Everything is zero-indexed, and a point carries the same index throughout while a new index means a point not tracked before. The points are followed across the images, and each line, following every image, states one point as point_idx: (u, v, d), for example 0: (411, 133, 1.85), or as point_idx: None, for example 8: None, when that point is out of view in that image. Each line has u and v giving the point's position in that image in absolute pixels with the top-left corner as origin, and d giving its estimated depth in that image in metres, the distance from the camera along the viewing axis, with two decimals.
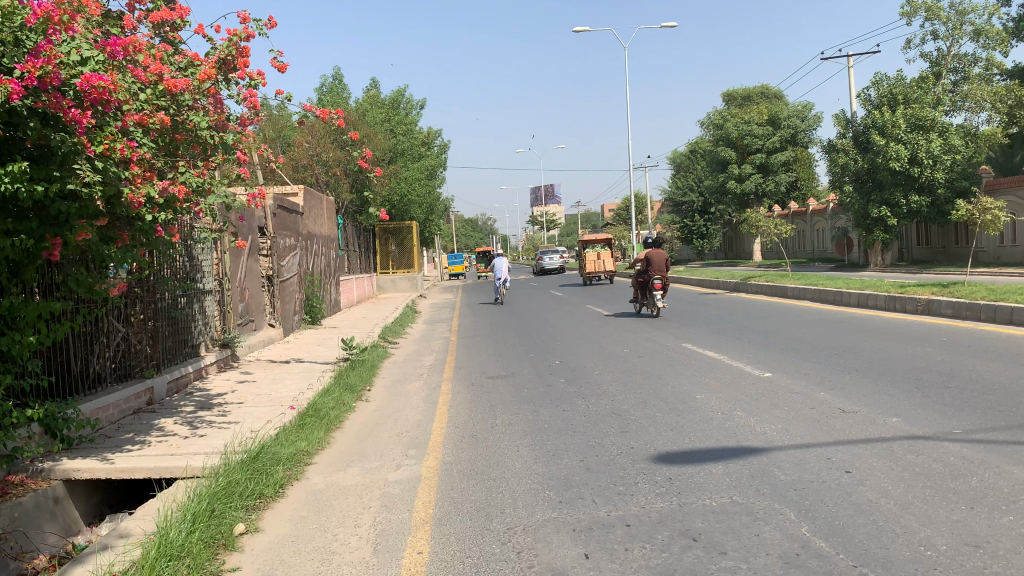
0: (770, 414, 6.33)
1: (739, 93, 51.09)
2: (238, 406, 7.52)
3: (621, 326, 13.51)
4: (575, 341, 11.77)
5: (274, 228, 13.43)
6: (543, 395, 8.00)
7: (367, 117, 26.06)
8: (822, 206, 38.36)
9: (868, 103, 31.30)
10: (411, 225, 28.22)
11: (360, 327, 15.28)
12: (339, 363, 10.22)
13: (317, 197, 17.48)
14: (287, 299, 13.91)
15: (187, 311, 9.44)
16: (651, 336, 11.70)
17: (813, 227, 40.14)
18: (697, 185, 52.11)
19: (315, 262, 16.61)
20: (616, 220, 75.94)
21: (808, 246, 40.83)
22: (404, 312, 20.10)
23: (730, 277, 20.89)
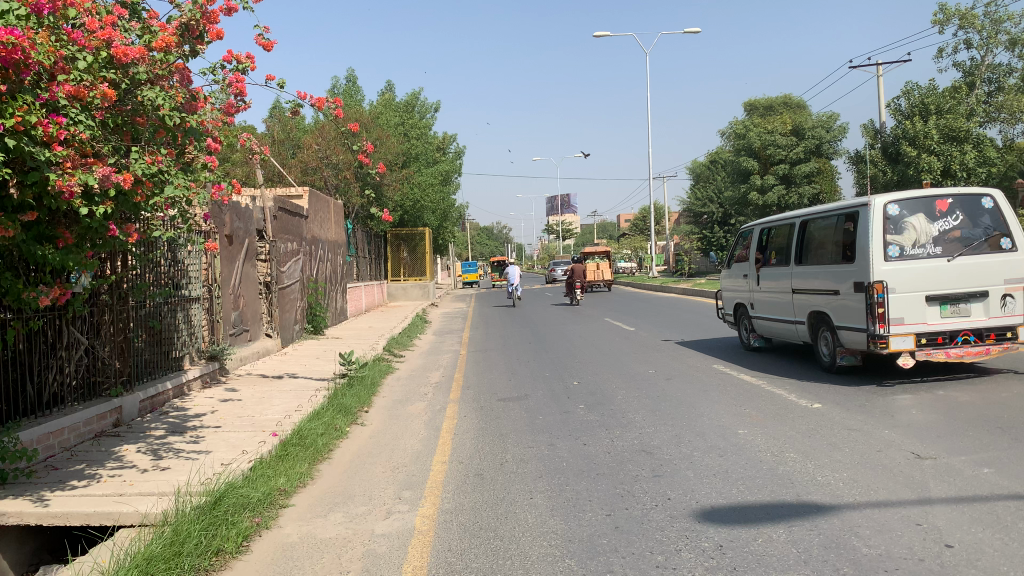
0: (829, 456, 5.37)
1: (762, 103, 50.11)
2: (213, 431, 6.61)
3: (643, 343, 12.53)
4: (595, 359, 10.82)
5: (273, 232, 12.59)
6: (560, 424, 7.04)
7: (383, 121, 25.48)
8: None
9: (898, 112, 30.19)
10: (424, 231, 27.42)
11: (364, 338, 14.36)
12: (336, 380, 9.31)
13: (325, 200, 16.64)
14: (287, 307, 13.07)
15: (168, 321, 8.62)
16: (678, 356, 10.72)
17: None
18: (717, 196, 51.09)
19: (319, 268, 15.77)
20: (633, 230, 74.67)
21: None
22: (414, 322, 19.19)
23: None
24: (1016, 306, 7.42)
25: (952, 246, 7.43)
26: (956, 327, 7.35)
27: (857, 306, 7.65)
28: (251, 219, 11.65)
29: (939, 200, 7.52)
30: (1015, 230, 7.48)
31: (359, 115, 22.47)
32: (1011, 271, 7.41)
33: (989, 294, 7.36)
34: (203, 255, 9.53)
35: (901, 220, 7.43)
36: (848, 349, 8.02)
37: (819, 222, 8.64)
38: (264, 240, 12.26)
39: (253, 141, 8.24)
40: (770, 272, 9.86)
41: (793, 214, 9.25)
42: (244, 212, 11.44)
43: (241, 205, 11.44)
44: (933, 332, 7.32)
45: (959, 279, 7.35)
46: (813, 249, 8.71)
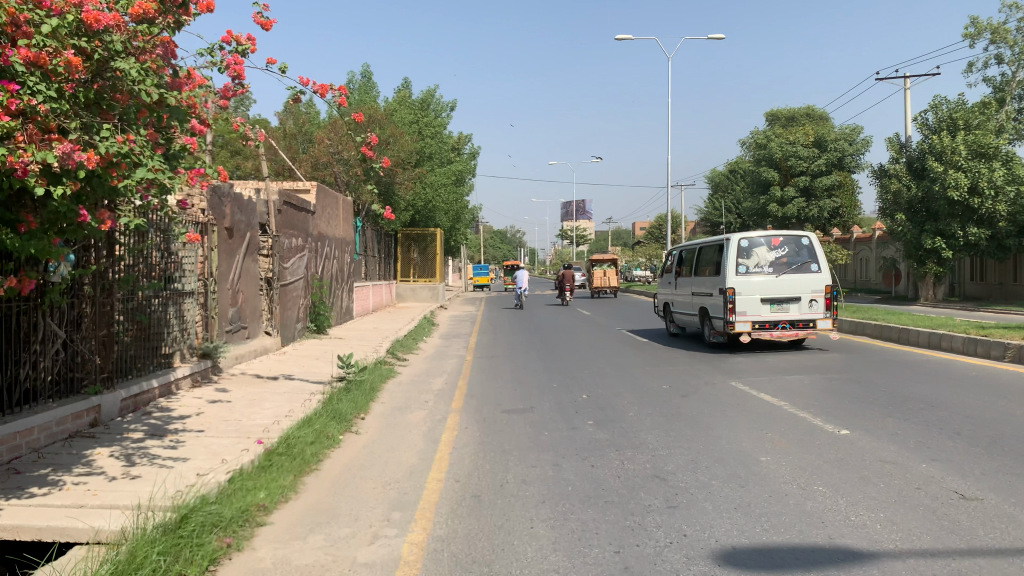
0: (861, 492, 4.87)
1: (784, 114, 49.51)
2: (195, 436, 6.18)
3: (656, 355, 12.03)
4: (605, 371, 10.35)
5: (277, 226, 12.19)
6: (567, 441, 6.55)
7: (397, 118, 25.10)
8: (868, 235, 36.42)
9: (925, 127, 29.61)
10: (436, 232, 27.04)
11: (367, 339, 13.92)
12: (333, 383, 8.88)
13: (334, 195, 16.25)
14: (288, 305, 12.67)
15: (159, 316, 8.22)
16: (693, 371, 10.22)
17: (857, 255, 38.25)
18: (735, 206, 50.44)
19: (325, 266, 15.37)
20: (647, 238, 74.04)
21: (850, 276, 38.89)
22: (421, 324, 18.77)
23: None
24: (819, 306, 11.58)
25: (783, 267, 11.57)
26: (780, 319, 11.54)
27: (720, 303, 11.87)
28: (252, 212, 11.25)
29: (775, 238, 11.68)
30: (823, 260, 11.67)
31: (373, 111, 22.09)
32: (818, 285, 11.57)
33: (802, 298, 11.52)
34: (199, 248, 9.12)
35: (750, 249, 11.62)
36: (718, 331, 12.14)
37: (709, 248, 12.77)
38: (266, 234, 11.85)
39: (251, 129, 7.83)
40: (683, 281, 13.94)
41: (696, 241, 13.36)
42: (246, 204, 11.04)
43: (243, 197, 11.03)
44: (764, 321, 11.55)
45: (783, 288, 11.52)
46: (704, 266, 12.83)
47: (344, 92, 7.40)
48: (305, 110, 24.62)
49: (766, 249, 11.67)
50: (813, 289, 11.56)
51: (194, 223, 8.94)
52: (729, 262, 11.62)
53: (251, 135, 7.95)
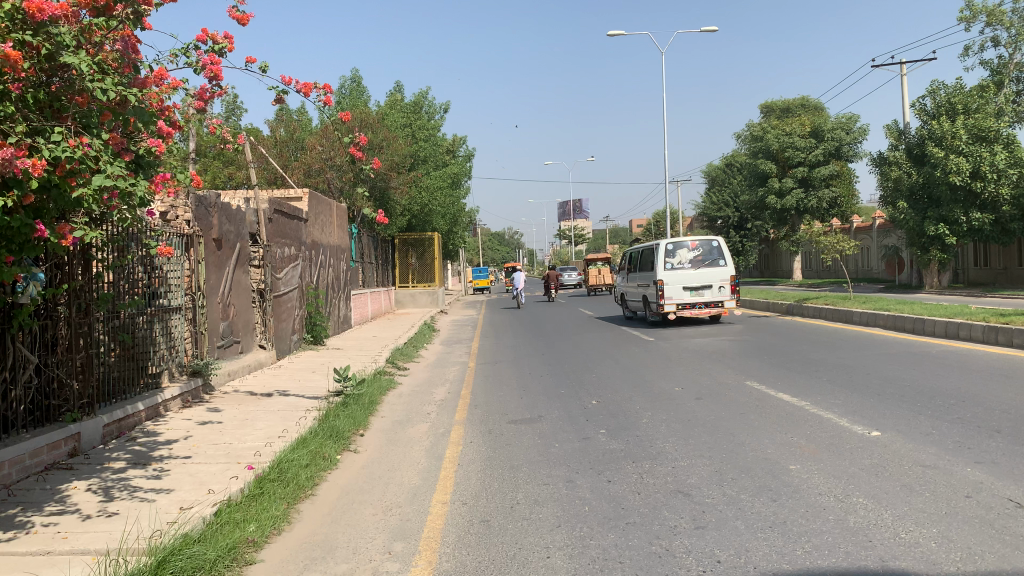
0: (906, 502, 4.45)
1: (779, 104, 49.08)
2: (182, 463, 5.75)
3: (665, 355, 11.61)
4: (613, 374, 9.93)
5: (268, 235, 11.76)
6: (580, 454, 6.12)
7: (389, 122, 24.68)
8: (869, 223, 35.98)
9: (923, 112, 29.23)
10: (433, 236, 26.62)
11: (366, 349, 13.50)
12: (329, 399, 8.45)
13: (326, 202, 15.83)
14: (282, 316, 12.25)
15: (144, 334, 7.80)
16: (705, 371, 9.82)
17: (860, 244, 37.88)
18: (733, 200, 50.04)
19: (320, 274, 14.95)
20: (645, 235, 73.52)
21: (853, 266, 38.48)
22: (421, 330, 18.35)
23: (782, 298, 18.87)
24: (726, 291, 15.69)
25: (698, 263, 15.71)
26: (697, 301, 15.74)
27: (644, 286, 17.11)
28: (242, 221, 10.84)
29: (692, 242, 15.79)
30: (728, 256, 15.71)
31: (364, 115, 21.68)
32: (725, 275, 15.66)
33: (713, 286, 15.64)
34: (186, 261, 8.71)
35: (675, 251, 15.74)
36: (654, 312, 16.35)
37: (649, 250, 16.89)
38: (258, 245, 11.42)
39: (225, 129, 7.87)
40: (633, 275, 18.09)
41: (639, 243, 17.31)
42: (234, 214, 10.63)
43: (232, 207, 10.65)
44: (686, 303, 15.76)
45: (700, 279, 15.67)
46: (646, 265, 17.00)
47: (328, 90, 6.96)
48: (295, 117, 24.18)
49: (688, 251, 15.78)
50: (721, 278, 15.64)
51: (178, 234, 8.53)
52: (660, 261, 15.77)
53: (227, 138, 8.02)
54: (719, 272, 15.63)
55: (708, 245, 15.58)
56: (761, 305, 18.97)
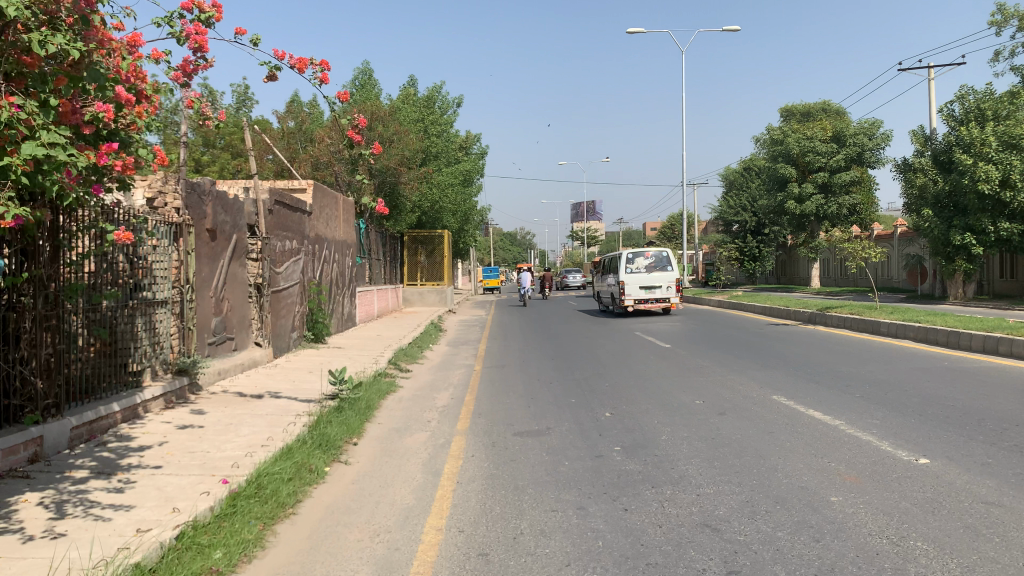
0: (975, 548, 3.82)
1: (799, 109, 48.36)
2: (150, 475, 5.17)
3: (682, 364, 10.99)
4: (629, 383, 9.32)
5: (267, 227, 11.21)
6: (592, 475, 5.51)
7: (402, 116, 24.16)
8: (890, 231, 35.17)
9: (951, 118, 28.47)
10: (443, 233, 26.09)
11: (369, 348, 12.94)
12: (323, 403, 7.87)
13: (333, 195, 15.29)
14: (280, 312, 11.69)
15: (125, 329, 7.25)
16: (726, 382, 9.20)
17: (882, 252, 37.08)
18: (750, 204, 49.29)
19: (323, 269, 14.41)
20: (660, 238, 72.71)
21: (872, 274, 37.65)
22: (427, 330, 17.81)
23: (803, 306, 18.18)
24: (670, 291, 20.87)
25: (652, 269, 21.05)
26: (649, 297, 21.02)
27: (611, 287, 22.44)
28: (239, 211, 10.31)
29: (648, 253, 21.09)
30: (674, 266, 20.93)
31: (376, 108, 21.16)
32: (669, 279, 20.93)
33: (662, 287, 20.94)
34: (174, 251, 8.18)
35: (634, 260, 21.09)
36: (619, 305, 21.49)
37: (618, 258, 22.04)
38: (256, 237, 10.87)
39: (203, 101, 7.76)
40: (607, 278, 23.37)
41: (610, 255, 23.28)
42: (231, 204, 10.10)
43: (229, 197, 10.11)
44: (641, 299, 20.98)
45: (652, 281, 20.95)
46: (615, 269, 22.25)
47: (326, 67, 6.38)
48: (306, 109, 23.68)
49: (644, 261, 21.13)
50: (667, 281, 20.91)
51: (166, 223, 8.00)
52: (622, 267, 21.09)
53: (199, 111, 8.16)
54: (666, 276, 20.91)
55: (659, 256, 20.90)
56: (781, 313, 18.30)
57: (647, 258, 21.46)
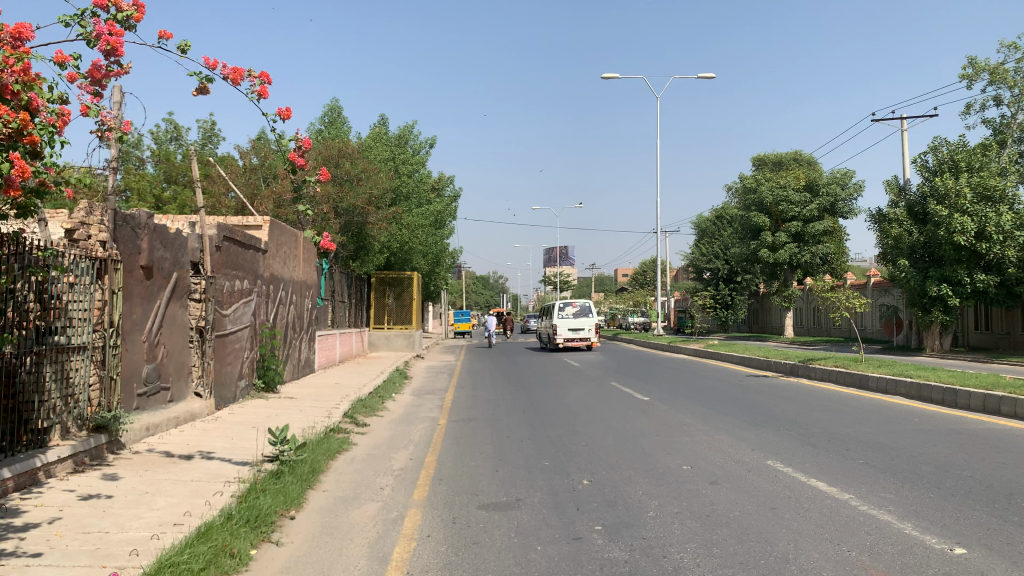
0: None
1: (771, 159, 48.65)
2: (25, 568, 4.17)
3: (663, 420, 10.17)
4: (608, 443, 8.46)
5: (213, 265, 10.26)
6: (569, 566, 4.60)
7: (371, 155, 23.44)
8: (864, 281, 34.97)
9: (924, 169, 28.44)
10: (413, 275, 25.28)
11: (324, 399, 11.95)
12: (259, 468, 6.86)
13: (292, 233, 14.38)
14: (225, 359, 10.68)
15: (28, 379, 6.21)
16: (713, 443, 8.39)
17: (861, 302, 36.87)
18: (723, 252, 49.15)
19: (279, 311, 13.45)
20: (632, 284, 72.48)
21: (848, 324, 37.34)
22: (390, 377, 16.83)
23: (784, 356, 17.48)
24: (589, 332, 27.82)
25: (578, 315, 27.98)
26: (576, 337, 27.88)
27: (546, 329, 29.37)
28: (181, 246, 9.34)
29: (576, 305, 27.94)
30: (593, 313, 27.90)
31: (343, 144, 20.43)
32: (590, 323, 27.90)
33: (585, 329, 27.78)
34: (98, 290, 7.17)
35: (565, 308, 27.91)
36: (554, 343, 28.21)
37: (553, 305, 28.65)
38: (201, 275, 9.89)
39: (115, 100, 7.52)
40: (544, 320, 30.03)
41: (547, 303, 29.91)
42: (172, 239, 9.14)
43: (170, 231, 9.15)
44: (570, 338, 27.79)
45: (579, 324, 27.84)
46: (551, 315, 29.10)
47: (265, 78, 5.40)
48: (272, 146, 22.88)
49: (573, 309, 27.96)
50: (589, 324, 27.83)
51: (89, 257, 7.01)
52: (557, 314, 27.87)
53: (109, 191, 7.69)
54: (589, 319, 27.79)
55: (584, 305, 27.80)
56: (761, 363, 17.59)
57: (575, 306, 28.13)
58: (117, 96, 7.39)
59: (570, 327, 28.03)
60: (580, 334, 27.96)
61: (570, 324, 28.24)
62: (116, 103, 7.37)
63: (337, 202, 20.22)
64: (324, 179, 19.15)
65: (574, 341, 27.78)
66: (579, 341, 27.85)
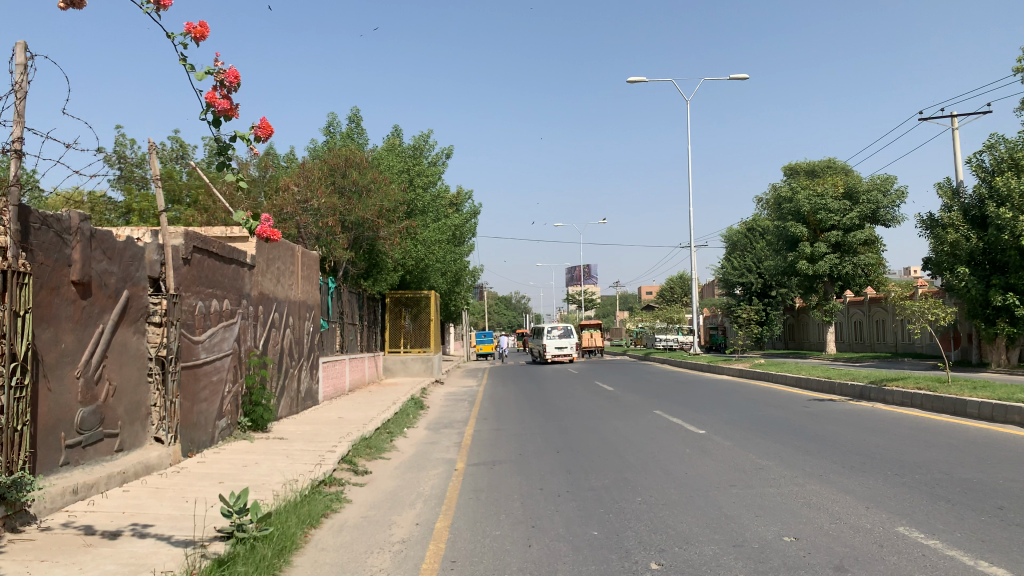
0: None
1: (803, 167, 46.71)
2: None
3: (733, 463, 8.20)
4: (675, 502, 6.51)
5: (180, 281, 8.48)
6: None
7: (384, 165, 21.90)
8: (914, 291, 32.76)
9: (980, 169, 26.32)
10: (430, 294, 23.70)
11: (321, 438, 10.16)
12: (201, 550, 4.99)
13: (287, 246, 12.65)
14: (197, 394, 8.89)
15: None
16: (810, 498, 6.44)
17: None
18: (756, 265, 47.02)
19: (272, 336, 11.71)
20: (659, 300, 70.58)
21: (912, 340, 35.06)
22: (404, 407, 15.05)
23: (850, 377, 15.36)
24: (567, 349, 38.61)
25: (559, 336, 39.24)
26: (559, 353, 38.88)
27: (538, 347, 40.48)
28: (133, 258, 7.60)
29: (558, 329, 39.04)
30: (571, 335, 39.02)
31: (351, 152, 18.79)
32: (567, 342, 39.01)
33: (565, 345, 38.83)
34: None
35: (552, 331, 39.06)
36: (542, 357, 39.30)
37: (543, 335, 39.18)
38: (162, 293, 8.11)
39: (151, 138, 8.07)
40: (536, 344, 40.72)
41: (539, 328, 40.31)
42: (120, 249, 7.40)
43: (119, 240, 7.42)
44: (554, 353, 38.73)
45: (561, 342, 38.88)
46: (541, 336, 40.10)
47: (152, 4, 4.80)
48: (276, 160, 21.27)
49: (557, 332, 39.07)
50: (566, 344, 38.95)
51: None
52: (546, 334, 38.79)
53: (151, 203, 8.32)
54: (570, 339, 38.70)
55: (565, 329, 38.87)
56: (823, 386, 15.46)
57: (559, 329, 39.37)
58: (20, 57, 5.56)
59: (557, 346, 38.91)
60: (564, 350, 38.93)
61: (556, 343, 39.37)
62: (17, 64, 5.55)
63: (342, 215, 18.50)
64: (324, 188, 17.59)
65: (559, 355, 38.73)
66: (564, 355, 38.78)
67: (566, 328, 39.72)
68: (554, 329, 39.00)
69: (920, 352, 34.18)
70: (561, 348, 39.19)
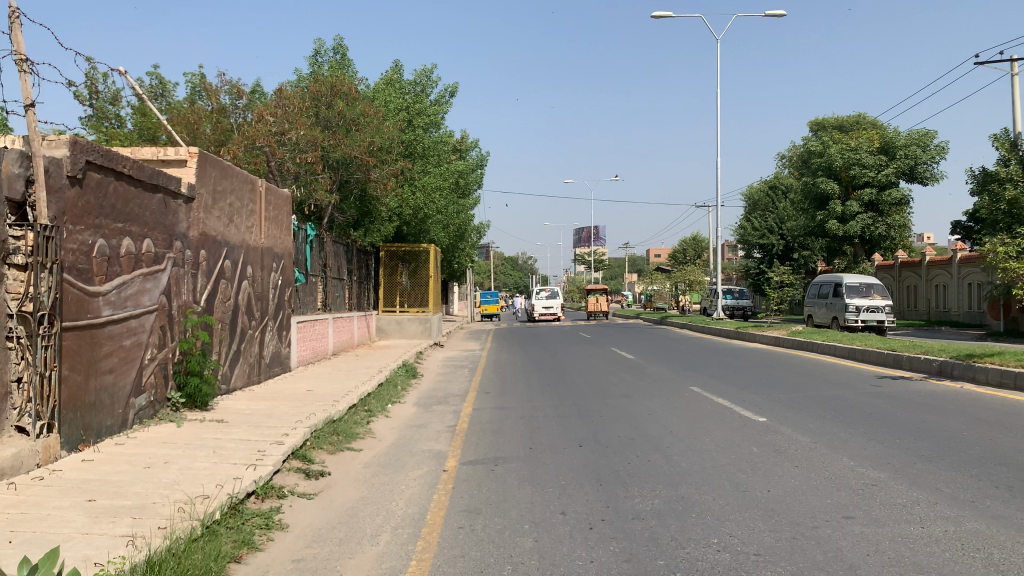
0: None
1: (832, 122, 43.84)
2: None
3: (831, 475, 5.87)
4: (775, 552, 4.21)
5: (58, 206, 6.02)
6: None
7: (379, 98, 19.37)
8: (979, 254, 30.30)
9: None
10: (430, 248, 21.41)
11: (276, 420, 7.89)
12: None
13: (247, 180, 10.23)
14: (93, 363, 6.49)
15: None
16: (993, 555, 4.10)
17: (961, 283, 31.92)
18: (779, 225, 44.40)
19: (222, 287, 9.35)
20: (671, 262, 68.12)
21: (952, 305, 32.69)
22: (392, 377, 12.81)
23: (921, 350, 12.97)
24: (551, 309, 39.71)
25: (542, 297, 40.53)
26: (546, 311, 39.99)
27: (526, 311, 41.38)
28: None
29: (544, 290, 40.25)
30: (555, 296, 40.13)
31: (339, 80, 16.24)
32: (550, 303, 40.18)
33: (548, 305, 40.04)
34: None
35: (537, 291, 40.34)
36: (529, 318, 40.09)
37: None
38: (28, 223, 5.66)
39: (13, 4, 5.69)
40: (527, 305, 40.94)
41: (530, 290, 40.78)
42: None
43: None
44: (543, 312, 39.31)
45: (546, 302, 40.06)
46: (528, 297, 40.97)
47: None
48: (253, 92, 18.72)
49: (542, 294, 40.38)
50: (548, 304, 40.16)
51: None
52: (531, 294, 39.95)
53: (28, 92, 5.78)
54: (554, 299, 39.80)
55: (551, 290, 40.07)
56: (888, 360, 13.09)
57: (545, 292, 40.56)
58: None
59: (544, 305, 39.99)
60: (550, 309, 39.89)
61: (543, 303, 40.35)
62: None
63: (325, 151, 15.99)
64: (306, 120, 15.10)
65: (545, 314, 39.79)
66: (548, 314, 39.88)
67: (552, 290, 40.64)
68: (539, 290, 40.00)
69: (957, 321, 31.73)
70: (549, 308, 39.86)
